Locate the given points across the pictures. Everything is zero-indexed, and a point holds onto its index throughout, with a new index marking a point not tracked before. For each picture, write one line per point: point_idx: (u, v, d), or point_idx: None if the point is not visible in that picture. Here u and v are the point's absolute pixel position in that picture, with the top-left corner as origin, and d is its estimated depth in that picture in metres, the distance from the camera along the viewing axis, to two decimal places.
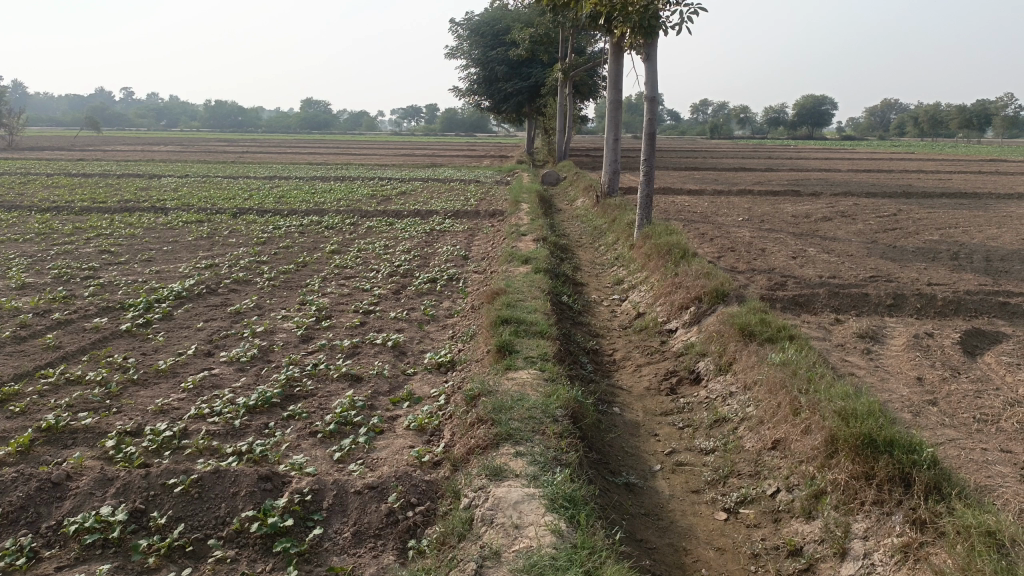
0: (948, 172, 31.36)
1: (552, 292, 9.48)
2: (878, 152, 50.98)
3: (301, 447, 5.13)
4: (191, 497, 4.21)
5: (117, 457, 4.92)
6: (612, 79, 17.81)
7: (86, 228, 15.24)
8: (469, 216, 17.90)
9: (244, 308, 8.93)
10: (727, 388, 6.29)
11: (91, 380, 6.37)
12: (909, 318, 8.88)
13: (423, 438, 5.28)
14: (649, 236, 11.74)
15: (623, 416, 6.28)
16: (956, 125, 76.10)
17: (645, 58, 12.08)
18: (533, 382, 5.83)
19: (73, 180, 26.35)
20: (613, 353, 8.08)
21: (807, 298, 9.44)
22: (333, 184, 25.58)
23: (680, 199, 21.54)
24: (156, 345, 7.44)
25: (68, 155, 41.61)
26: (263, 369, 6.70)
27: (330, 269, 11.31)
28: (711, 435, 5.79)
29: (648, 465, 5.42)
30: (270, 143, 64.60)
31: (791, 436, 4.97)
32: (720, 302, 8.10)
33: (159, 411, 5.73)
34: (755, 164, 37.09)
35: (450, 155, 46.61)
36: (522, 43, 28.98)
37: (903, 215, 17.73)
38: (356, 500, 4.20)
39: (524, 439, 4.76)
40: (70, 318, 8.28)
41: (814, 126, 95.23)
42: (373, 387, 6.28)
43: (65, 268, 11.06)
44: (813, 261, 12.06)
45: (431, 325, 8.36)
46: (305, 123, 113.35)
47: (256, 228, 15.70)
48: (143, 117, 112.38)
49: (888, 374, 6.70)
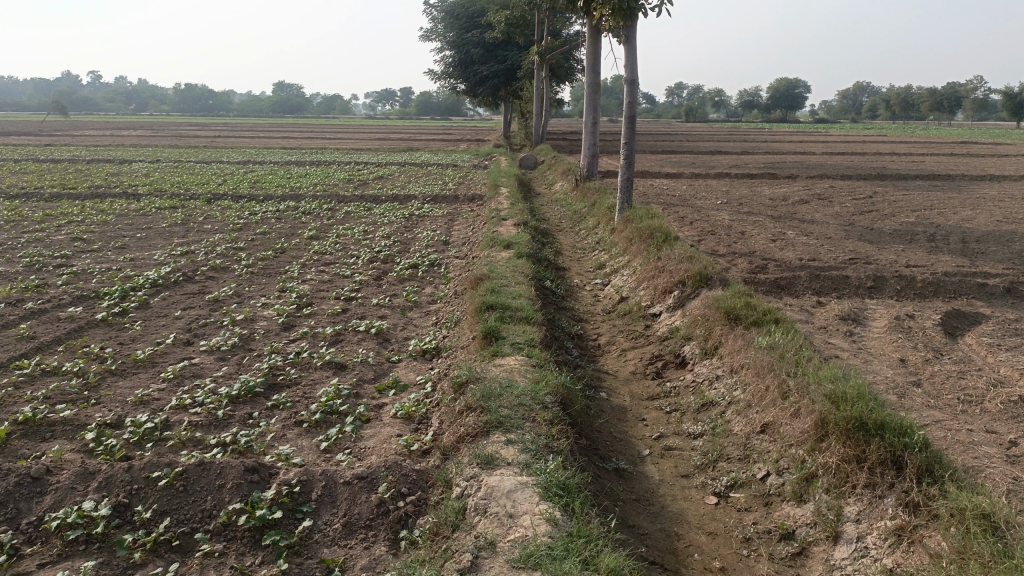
0: (921, 154, 31.64)
1: (535, 277, 9.42)
2: (851, 135, 51.39)
3: (287, 437, 5.05)
4: (176, 490, 4.12)
5: (98, 450, 4.80)
6: (590, 61, 17.71)
7: (58, 215, 14.93)
8: (448, 201, 17.78)
9: (222, 295, 8.78)
10: (714, 372, 6.28)
11: (67, 371, 6.23)
12: (890, 300, 8.94)
13: (411, 426, 5.22)
14: (630, 220, 11.70)
15: (611, 401, 6.26)
16: (927, 107, 76.93)
17: (624, 41, 11.99)
18: (521, 368, 5.78)
19: (41, 166, 25.82)
20: (598, 337, 8.05)
21: (789, 281, 9.47)
22: (308, 169, 25.29)
23: (658, 182, 21.55)
24: (133, 335, 7.29)
25: (35, 141, 40.75)
26: (245, 358, 6.59)
27: (309, 255, 11.17)
28: (698, 419, 5.78)
29: (637, 450, 5.40)
30: (243, 128, 63.82)
31: (780, 420, 4.97)
32: (703, 286, 8.08)
33: (139, 402, 5.61)
34: (730, 148, 37.22)
35: (425, 139, 46.28)
36: (497, 26, 28.74)
37: (879, 197, 17.87)
38: (346, 490, 4.13)
39: (515, 426, 4.72)
40: (44, 308, 8.09)
41: (788, 109, 95.77)
42: (358, 375, 6.20)
43: (37, 256, 10.82)
44: (793, 244, 12.12)
45: (414, 311, 8.28)
46: (278, 107, 112.06)
47: (232, 214, 15.47)
48: (112, 101, 110.37)
49: (871, 356, 6.74)
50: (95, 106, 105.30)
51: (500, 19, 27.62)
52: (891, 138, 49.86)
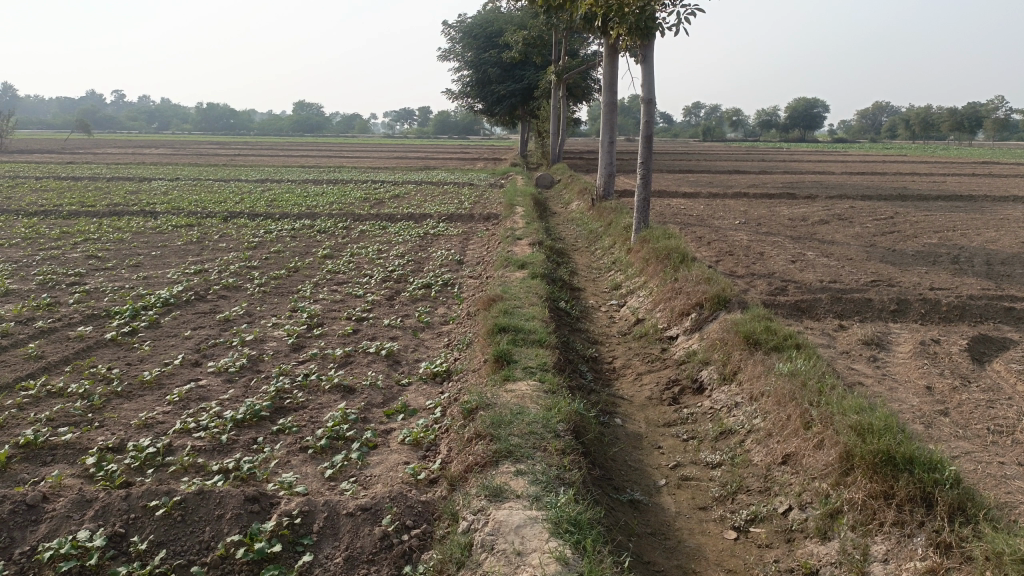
0: (942, 175, 31.30)
1: (549, 298, 9.27)
2: (871, 155, 51.11)
3: (291, 464, 4.91)
4: (174, 520, 3.98)
5: (98, 476, 4.68)
6: (607, 80, 17.62)
7: (75, 233, 14.99)
8: (463, 220, 17.71)
9: (233, 315, 8.69)
10: (732, 399, 6.08)
11: (73, 392, 6.14)
12: (914, 324, 8.70)
13: (419, 453, 5.06)
14: (646, 240, 11.54)
15: (626, 428, 6.07)
16: (947, 128, 76.41)
17: (641, 60, 11.89)
18: (533, 394, 5.61)
19: (62, 183, 26.09)
20: (613, 361, 7.88)
21: (810, 303, 9.26)
22: (325, 187, 25.38)
23: (675, 202, 21.39)
24: (141, 355, 7.20)
25: (58, 159, 41.13)
26: (252, 380, 6.47)
27: (322, 274, 11.08)
28: (716, 447, 5.58)
29: (652, 480, 5.21)
30: (263, 146, 64.43)
31: (803, 451, 4.77)
32: (722, 308, 7.90)
33: (143, 425, 5.49)
34: (748, 167, 37.00)
35: (442, 158, 46.49)
36: (514, 45, 28.80)
37: (900, 218, 17.59)
38: (348, 522, 3.98)
39: (525, 456, 4.55)
40: (54, 327, 8.03)
41: (807, 128, 95.38)
42: (366, 399, 6.06)
43: (51, 274, 10.81)
44: (813, 266, 11.90)
45: (425, 332, 8.14)
46: (297, 126, 113.13)
47: (248, 232, 15.46)
48: (135, 119, 111.82)
49: (896, 383, 6.51)
50: (118, 125, 106.86)
51: (517, 39, 27.67)
52: (911, 157, 49.55)
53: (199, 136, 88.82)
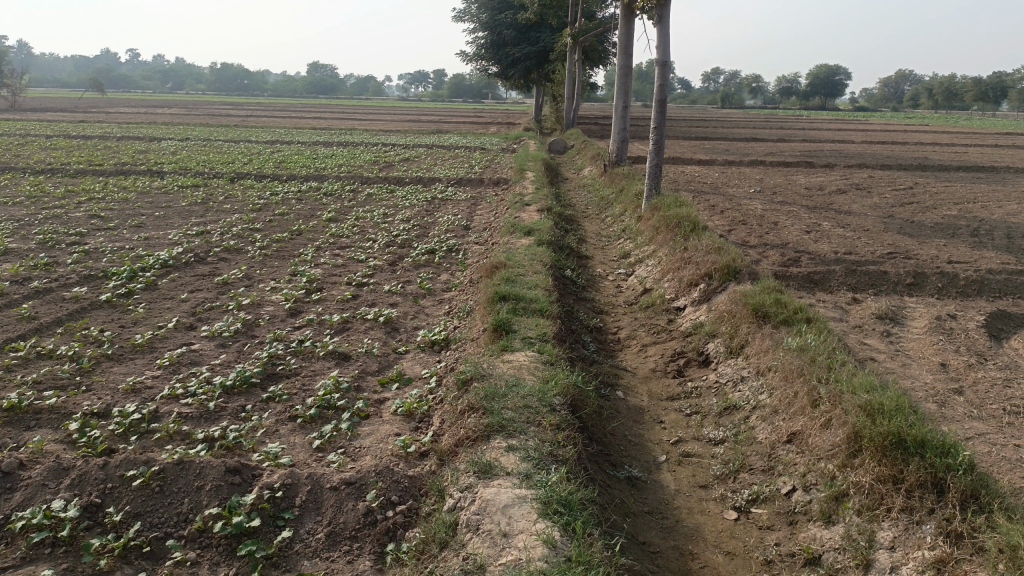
0: (964, 145, 30.65)
1: (555, 266, 9.04)
2: (893, 123, 50.09)
3: (279, 433, 4.77)
4: (152, 491, 3.84)
5: (80, 442, 4.56)
6: (621, 43, 17.17)
7: (80, 192, 14.84)
8: (473, 184, 17.44)
9: (232, 278, 8.53)
10: (738, 373, 5.88)
11: (62, 355, 6.01)
12: (930, 298, 8.43)
13: (411, 425, 4.90)
14: (657, 208, 11.27)
15: (627, 401, 5.90)
16: (971, 97, 74.86)
17: (656, 21, 11.51)
18: (531, 365, 5.43)
19: (71, 142, 25.90)
20: (618, 331, 7.67)
21: (823, 275, 8.99)
22: (335, 150, 25.11)
23: (690, 169, 21.02)
24: (135, 317, 7.06)
25: (71, 117, 40.76)
26: (245, 345, 6.32)
27: (325, 238, 10.90)
28: (720, 423, 5.40)
29: (652, 456, 5.04)
30: (277, 107, 63.85)
31: (809, 431, 4.57)
32: (731, 280, 7.67)
33: (130, 390, 5.36)
34: (765, 135, 36.34)
35: (456, 121, 46.03)
36: (529, 7, 28.18)
37: (920, 189, 17.17)
38: (332, 497, 3.82)
39: (519, 431, 4.37)
40: (49, 288, 7.89)
41: (826, 96, 93.76)
42: (361, 367, 5.90)
43: (52, 233, 10.67)
44: (828, 236, 11.61)
45: (426, 299, 7.96)
46: (311, 87, 112.26)
47: (254, 194, 15.26)
48: (150, 79, 111.36)
49: (910, 360, 6.29)
50: (133, 85, 106.44)
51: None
52: (935, 126, 48.50)
53: (213, 97, 88.37)
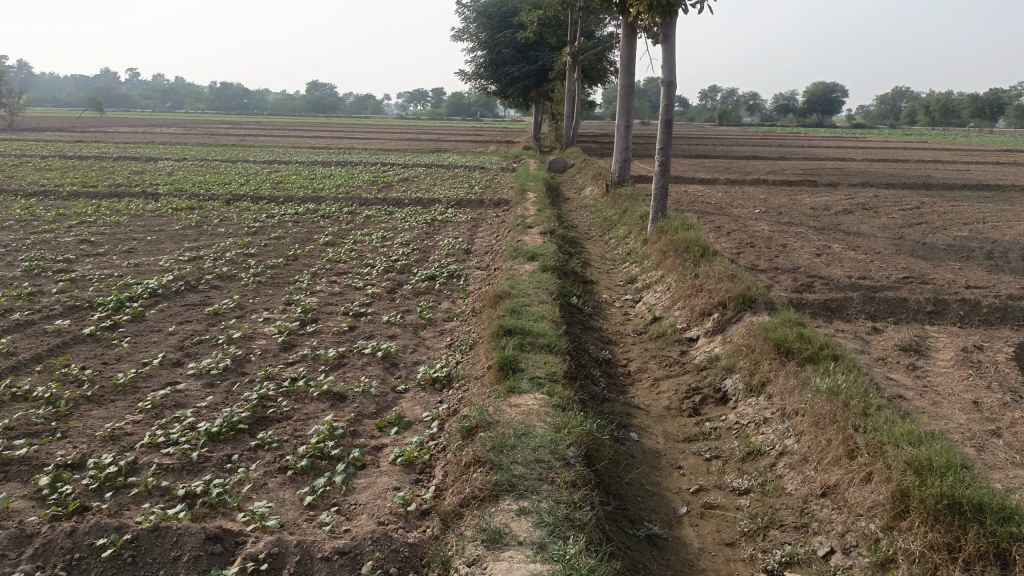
0: (965, 162, 30.45)
1: (560, 294, 8.68)
2: (892, 141, 50.08)
3: (268, 488, 4.38)
4: (124, 563, 3.45)
5: (51, 499, 4.18)
6: (623, 62, 16.88)
7: (71, 215, 14.49)
8: (473, 205, 17.13)
9: (223, 308, 8.15)
10: (761, 414, 5.50)
11: (38, 397, 5.61)
12: (953, 327, 8.05)
13: (411, 477, 4.52)
14: (664, 231, 10.92)
15: (642, 444, 5.51)
16: (967, 114, 74.82)
17: (661, 41, 11.21)
18: (540, 410, 5.05)
19: (66, 163, 25.60)
20: (628, 364, 7.29)
21: (840, 303, 8.62)
22: (333, 170, 24.84)
23: (692, 188, 20.74)
24: (119, 353, 6.67)
25: (69, 137, 40.54)
26: (235, 385, 5.93)
27: (322, 264, 10.54)
28: (744, 470, 5.00)
29: (672, 508, 4.65)
30: (278, 127, 63.78)
31: (847, 485, 4.20)
32: (746, 310, 7.31)
33: (108, 438, 4.97)
34: (765, 152, 36.11)
35: (454, 140, 45.98)
36: (528, 26, 28.00)
37: (927, 208, 16.85)
38: (324, 569, 3.43)
39: (530, 490, 4.00)
40: (31, 320, 7.51)
41: (824, 113, 94.01)
42: (357, 409, 5.51)
43: (38, 260, 10.31)
44: (839, 259, 11.26)
45: (427, 330, 7.60)
46: (310, 106, 112.26)
47: (249, 216, 14.91)
48: (149, 99, 111.65)
49: (941, 397, 5.90)
50: (132, 104, 106.67)
51: (531, 19, 26.88)
52: (934, 144, 48.49)
53: (211, 115, 88.25)
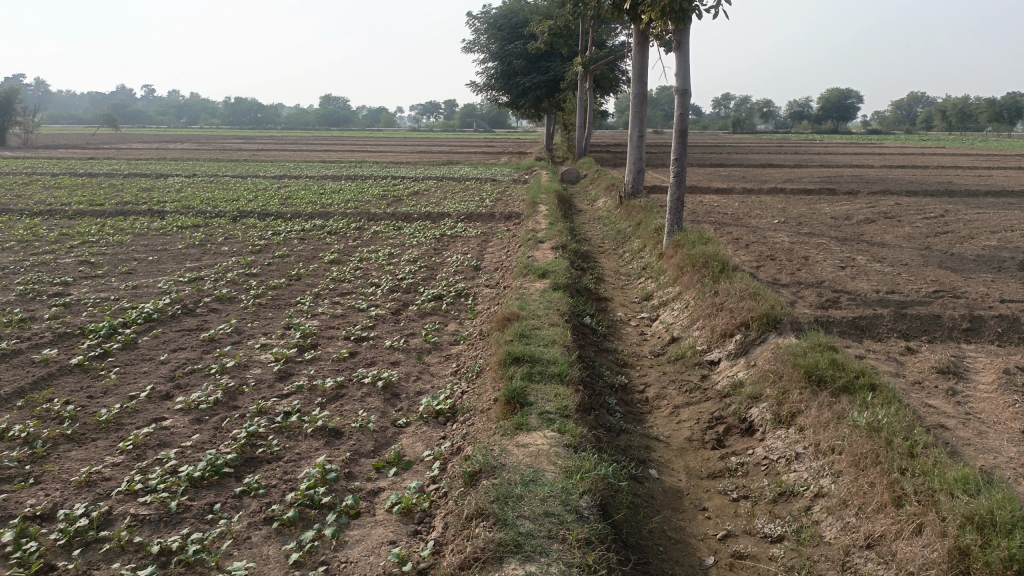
0: (986, 167, 29.82)
1: (572, 314, 8.25)
2: (907, 146, 49.73)
3: (251, 542, 3.98)
4: None
5: (12, 558, 3.78)
6: (635, 71, 16.44)
7: (74, 235, 14.23)
8: (483, 219, 16.76)
9: (220, 334, 7.77)
10: (792, 448, 5.05)
11: (13, 436, 5.23)
12: (991, 346, 7.53)
13: (409, 527, 4.11)
14: (680, 244, 10.46)
15: (663, 483, 5.06)
16: (985, 118, 73.70)
17: (674, 48, 10.78)
18: (550, 451, 4.62)
19: (76, 180, 25.49)
20: (645, 389, 6.84)
21: (869, 320, 8.13)
22: (343, 184, 24.51)
23: (708, 198, 20.29)
24: (106, 386, 6.30)
25: (85, 155, 40.70)
26: (224, 421, 5.53)
27: (325, 284, 10.17)
28: (776, 513, 4.55)
29: (698, 558, 4.21)
30: (292, 141, 63.60)
31: (897, 537, 3.77)
32: (770, 331, 6.85)
33: (84, 483, 4.58)
34: (781, 160, 35.60)
35: (468, 152, 45.56)
36: (538, 36, 27.63)
37: (951, 216, 16.30)
38: None
39: (538, 552, 3.59)
40: (18, 349, 7.16)
41: (839, 119, 93.16)
42: (353, 447, 5.11)
43: (35, 283, 9.99)
44: (865, 271, 10.78)
45: (431, 355, 7.19)
46: (323, 120, 112.82)
47: (255, 234, 14.58)
48: (165, 114, 112.26)
49: (986, 427, 5.39)
50: (147, 120, 107.13)
51: (541, 29, 26.50)
52: (949, 149, 47.91)
53: (224, 130, 88.83)
